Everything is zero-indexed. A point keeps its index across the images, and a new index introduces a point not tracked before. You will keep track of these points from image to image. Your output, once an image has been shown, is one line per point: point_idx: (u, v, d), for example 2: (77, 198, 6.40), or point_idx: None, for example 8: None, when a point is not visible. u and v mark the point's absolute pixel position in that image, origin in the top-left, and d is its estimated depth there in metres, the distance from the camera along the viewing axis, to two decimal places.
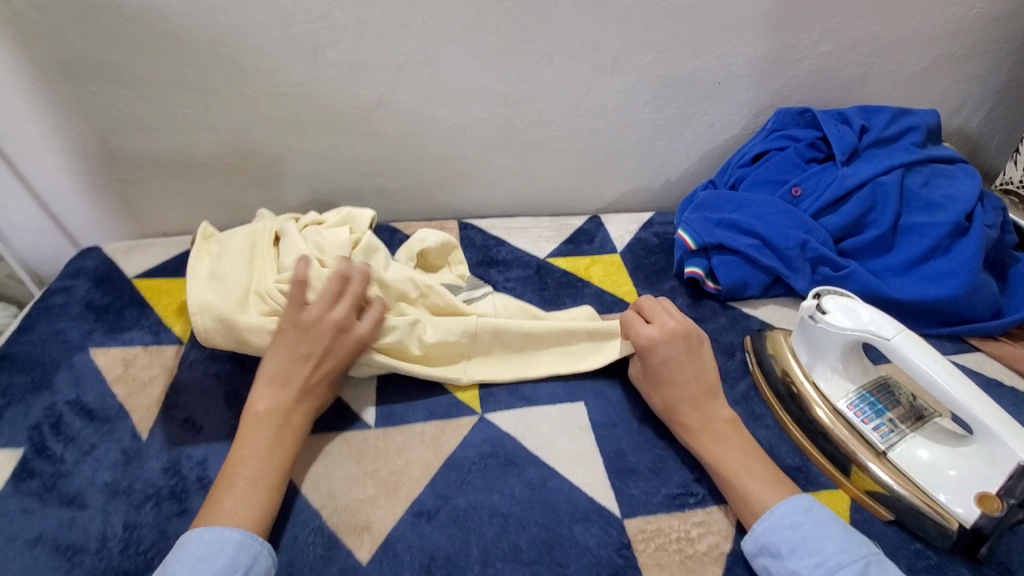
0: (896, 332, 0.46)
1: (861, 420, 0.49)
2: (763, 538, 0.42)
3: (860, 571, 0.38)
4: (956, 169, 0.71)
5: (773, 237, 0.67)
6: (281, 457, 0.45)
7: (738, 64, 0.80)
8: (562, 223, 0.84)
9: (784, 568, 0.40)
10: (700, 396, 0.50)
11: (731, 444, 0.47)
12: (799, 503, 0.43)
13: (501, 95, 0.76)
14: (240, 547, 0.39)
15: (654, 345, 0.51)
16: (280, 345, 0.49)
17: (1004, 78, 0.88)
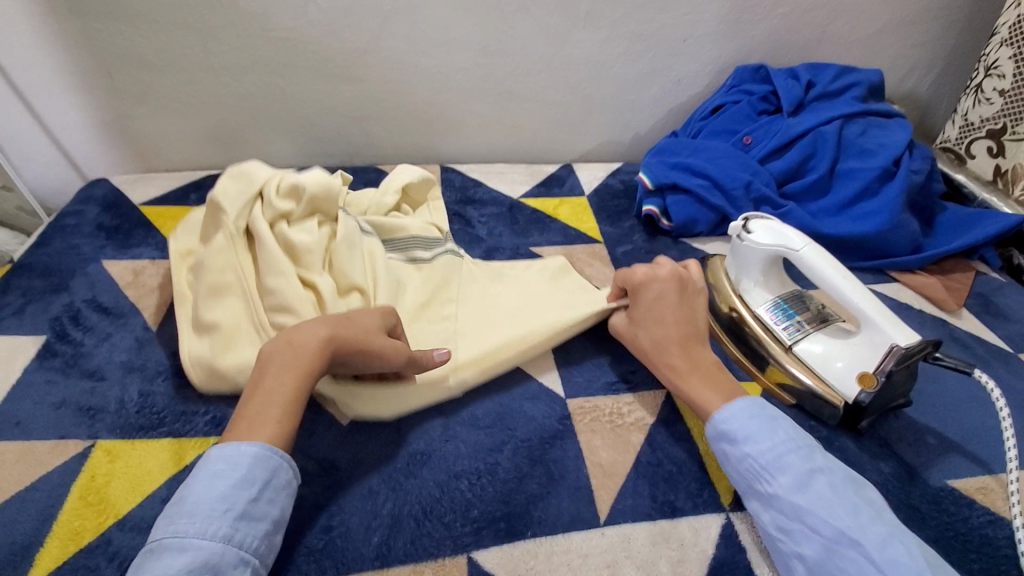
0: (805, 245, 0.54)
1: (775, 321, 0.57)
2: (722, 426, 0.46)
3: (807, 455, 0.43)
4: (891, 122, 0.79)
5: (722, 178, 0.75)
6: (290, 388, 0.43)
7: (701, 24, 0.86)
8: (536, 169, 0.91)
9: (738, 451, 0.45)
10: (689, 341, 0.52)
11: (713, 382, 0.50)
12: (757, 401, 0.47)
13: (481, 45, 0.82)
14: (257, 460, 0.39)
15: (648, 285, 0.54)
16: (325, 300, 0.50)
17: (951, 45, 0.95)
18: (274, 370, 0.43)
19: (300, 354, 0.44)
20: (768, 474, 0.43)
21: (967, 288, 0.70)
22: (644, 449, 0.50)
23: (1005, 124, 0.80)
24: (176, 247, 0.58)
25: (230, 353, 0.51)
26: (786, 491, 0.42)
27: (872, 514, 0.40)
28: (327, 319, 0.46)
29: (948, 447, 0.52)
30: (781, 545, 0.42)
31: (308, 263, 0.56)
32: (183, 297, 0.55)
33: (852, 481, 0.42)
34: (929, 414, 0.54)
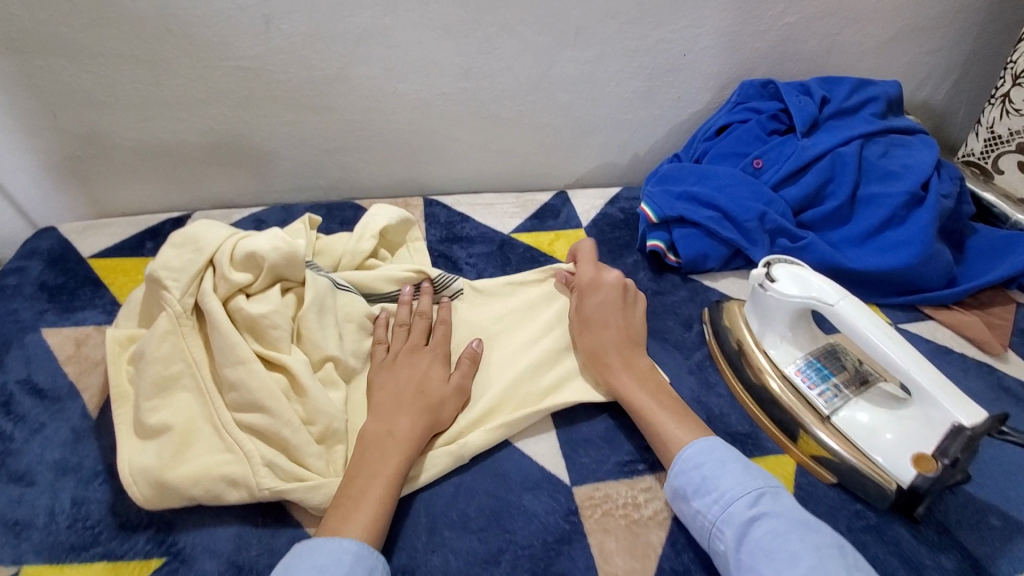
0: (840, 298, 0.47)
1: (808, 385, 0.49)
2: (676, 483, 0.43)
3: (750, 502, 0.40)
4: (914, 140, 0.72)
5: (733, 209, 0.68)
6: (394, 471, 0.43)
7: (702, 36, 0.79)
8: (528, 199, 0.84)
9: (690, 507, 0.42)
10: (624, 342, 0.53)
11: (645, 380, 0.50)
12: (703, 445, 0.44)
13: (463, 68, 0.75)
14: (357, 558, 0.37)
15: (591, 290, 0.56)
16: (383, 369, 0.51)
17: (968, 50, 0.89)
18: (373, 458, 0.43)
19: (399, 439, 0.44)
20: (718, 530, 0.40)
21: (1010, 325, 0.63)
22: (665, 551, 0.42)
23: None
24: (114, 335, 0.50)
25: (183, 461, 0.44)
26: (732, 547, 0.39)
27: (819, 562, 0.36)
28: (409, 399, 0.47)
29: (1015, 531, 0.45)
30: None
31: (272, 342, 0.49)
32: (124, 394, 0.48)
33: (798, 525, 0.38)
34: (988, 489, 0.47)
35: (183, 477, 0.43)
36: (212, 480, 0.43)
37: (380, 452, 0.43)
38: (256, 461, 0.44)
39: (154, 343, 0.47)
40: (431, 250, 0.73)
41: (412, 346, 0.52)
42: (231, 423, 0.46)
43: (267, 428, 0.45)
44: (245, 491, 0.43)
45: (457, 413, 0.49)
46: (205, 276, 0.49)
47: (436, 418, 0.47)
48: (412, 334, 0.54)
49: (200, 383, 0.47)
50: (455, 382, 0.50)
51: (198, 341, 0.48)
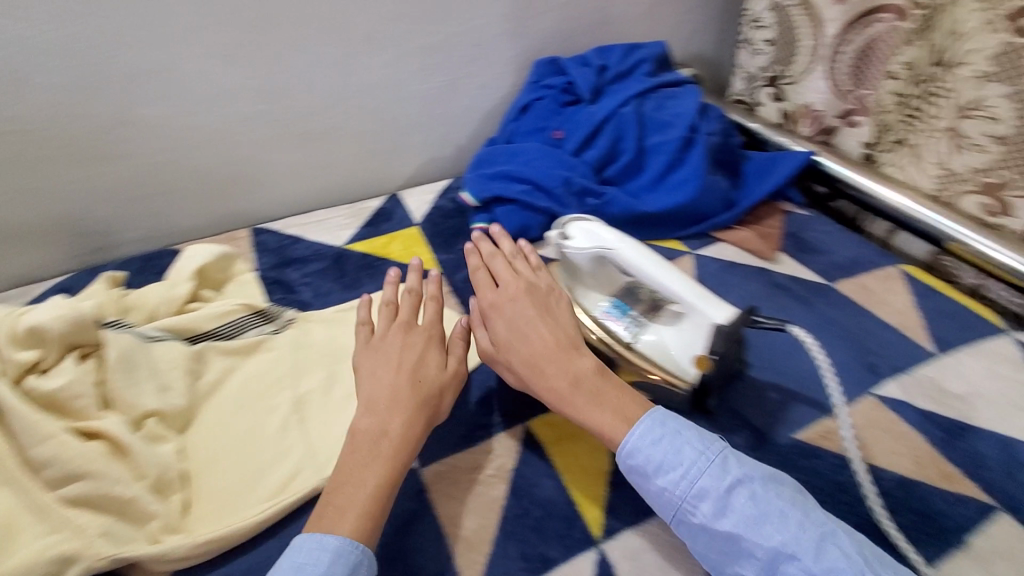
0: (618, 244, 0.55)
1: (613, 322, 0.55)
2: (631, 461, 0.42)
3: (720, 471, 0.40)
4: (683, 90, 0.82)
5: (541, 179, 0.73)
6: (387, 476, 0.42)
7: (488, 26, 0.84)
8: (360, 208, 0.85)
9: (652, 485, 0.41)
10: (558, 356, 0.47)
11: (602, 397, 0.45)
12: (655, 418, 0.43)
13: (258, 91, 0.74)
14: (336, 556, 0.38)
15: (496, 306, 0.52)
16: (366, 360, 0.49)
17: (721, 4, 1.02)
18: (361, 460, 0.43)
19: (393, 440, 0.44)
20: (690, 504, 0.40)
21: (778, 233, 0.74)
22: (508, 501, 0.46)
23: (777, 71, 0.86)
24: None
25: (8, 556, 0.40)
26: (711, 521, 0.39)
27: (803, 517, 0.38)
28: (405, 391, 0.46)
29: (790, 399, 0.53)
30: (727, 572, 0.39)
31: (79, 412, 0.47)
32: None
33: (769, 481, 0.40)
34: (769, 370, 0.56)
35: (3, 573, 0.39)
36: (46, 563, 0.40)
37: (365, 452, 0.43)
38: (91, 532, 0.42)
39: None
40: (263, 278, 0.71)
41: (397, 331, 0.51)
42: (53, 502, 0.42)
43: (97, 492, 0.43)
44: (83, 567, 0.41)
45: (455, 399, 0.50)
46: None
47: (435, 408, 0.47)
48: (402, 312, 0.54)
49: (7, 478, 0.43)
50: (452, 368, 0.51)
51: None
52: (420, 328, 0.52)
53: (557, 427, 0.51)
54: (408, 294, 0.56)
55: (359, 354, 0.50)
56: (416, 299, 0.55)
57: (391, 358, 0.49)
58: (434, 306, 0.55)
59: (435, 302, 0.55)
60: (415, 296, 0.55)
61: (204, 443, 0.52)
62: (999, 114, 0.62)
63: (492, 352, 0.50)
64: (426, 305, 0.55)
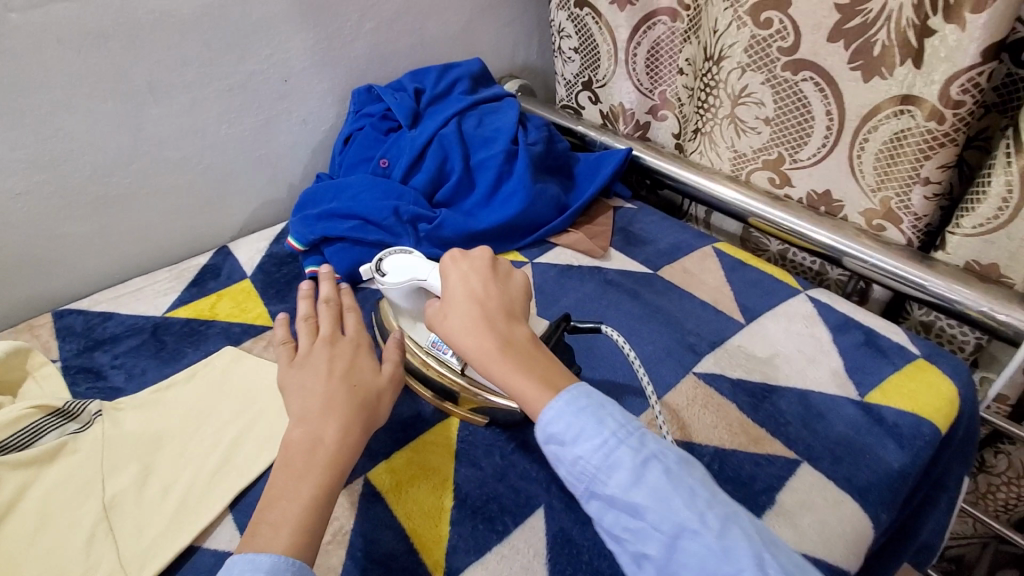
0: (429, 272, 0.53)
1: (443, 352, 0.52)
2: (550, 427, 0.40)
3: (638, 444, 0.39)
4: (502, 103, 0.83)
5: (369, 213, 0.71)
6: (325, 485, 0.40)
7: (294, 60, 0.81)
8: (183, 267, 0.78)
9: (569, 454, 0.39)
10: (493, 324, 0.45)
11: (528, 364, 0.43)
12: (581, 388, 0.41)
13: (27, 160, 0.67)
14: (274, 568, 0.36)
15: (456, 266, 0.50)
16: (293, 374, 0.47)
17: (535, 16, 1.06)
18: (297, 473, 0.40)
19: (329, 447, 0.42)
20: (603, 476, 0.38)
21: (609, 228, 0.77)
22: (345, 565, 0.43)
23: (589, 76, 0.91)
24: None
25: None
26: (621, 491, 0.37)
27: (709, 497, 0.37)
28: (341, 398, 0.44)
29: (622, 392, 0.55)
30: (628, 546, 0.38)
31: None
32: None
33: (684, 460, 0.39)
34: (601, 368, 0.58)
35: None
36: None
37: (300, 466, 0.41)
38: None
39: None
40: (66, 368, 0.63)
41: (319, 339, 0.50)
42: None
43: None
44: None
45: (395, 401, 0.48)
46: None
47: (376, 411, 0.46)
48: (325, 323, 0.52)
49: None
50: (388, 372, 0.49)
51: None
52: (348, 338, 0.50)
53: (397, 471, 0.49)
54: (326, 307, 0.54)
55: (287, 367, 0.48)
56: (337, 306, 0.54)
57: (333, 360, 0.47)
58: (351, 314, 0.53)
59: (348, 309, 0.54)
60: (336, 305, 0.54)
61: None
62: (762, 100, 0.70)
63: (437, 313, 0.48)
64: (344, 316, 0.53)
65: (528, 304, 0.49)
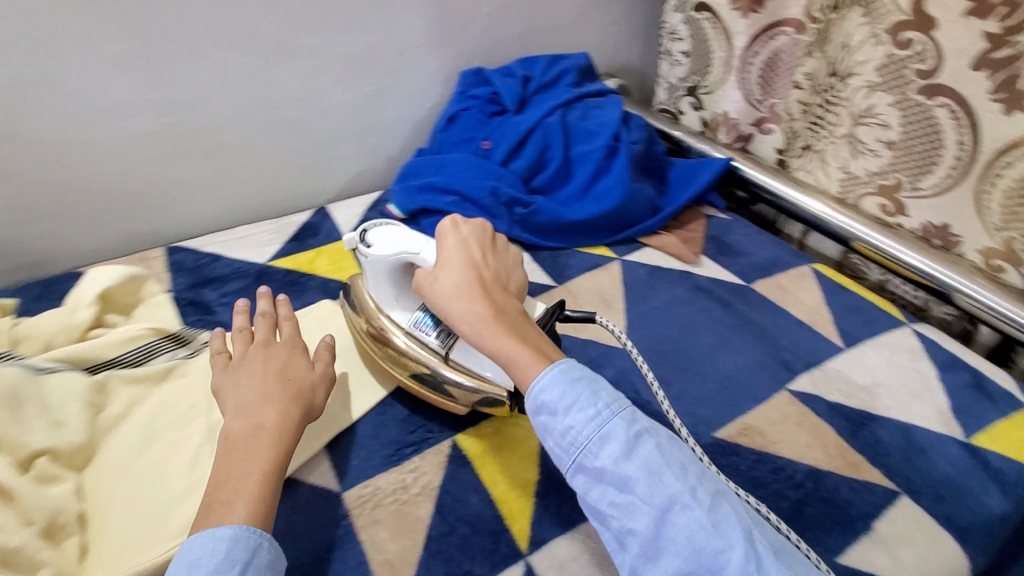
0: (422, 247, 0.53)
1: (425, 332, 0.52)
2: (544, 396, 0.41)
3: (630, 418, 0.41)
4: (606, 99, 0.84)
5: (469, 190, 0.73)
6: (271, 463, 0.42)
7: (412, 36, 0.83)
8: (285, 222, 0.82)
9: (562, 424, 0.41)
10: (492, 293, 0.47)
11: (523, 334, 0.45)
12: (576, 364, 0.43)
13: (163, 101, 0.70)
14: (234, 540, 0.37)
15: (451, 234, 0.51)
16: (231, 374, 0.49)
17: (642, 18, 1.05)
18: (242, 456, 0.42)
19: (269, 430, 0.44)
20: (594, 447, 0.40)
21: (701, 236, 0.77)
22: (434, 519, 0.45)
23: (696, 81, 0.90)
24: None
25: None
26: (613, 462, 0.39)
27: (700, 474, 0.39)
28: (274, 390, 0.47)
29: (710, 398, 0.55)
30: (614, 524, 0.38)
31: None
32: None
33: (672, 440, 0.41)
34: (690, 372, 0.58)
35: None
36: None
37: (251, 444, 0.43)
38: None
39: None
40: (177, 299, 0.68)
41: (243, 349, 0.51)
42: None
43: None
44: None
45: (327, 396, 0.51)
46: None
47: (310, 401, 0.48)
48: (259, 332, 0.53)
49: None
50: (320, 369, 0.52)
51: None
52: (282, 342, 0.52)
53: (484, 439, 0.51)
54: (261, 318, 0.55)
55: (220, 374, 0.50)
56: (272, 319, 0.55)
57: (260, 367, 0.49)
58: (286, 323, 0.55)
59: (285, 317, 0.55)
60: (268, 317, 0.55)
61: (107, 479, 0.48)
62: (888, 121, 0.69)
63: (429, 278, 0.49)
64: (281, 325, 0.55)
65: (520, 279, 0.52)
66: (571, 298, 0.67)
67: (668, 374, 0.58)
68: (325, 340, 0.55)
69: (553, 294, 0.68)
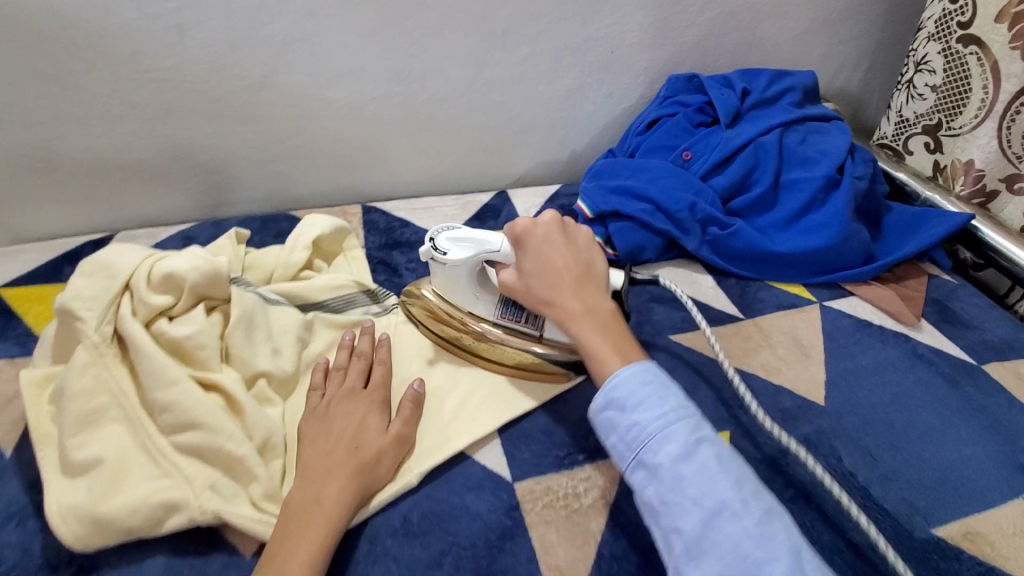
0: (500, 241, 0.51)
1: (516, 319, 0.53)
2: (613, 393, 0.43)
3: (694, 425, 0.41)
4: (830, 126, 0.76)
5: (665, 200, 0.69)
6: (320, 547, 0.39)
7: (628, 33, 0.81)
8: (469, 200, 0.84)
9: (626, 420, 0.42)
10: (579, 285, 0.49)
11: (606, 325, 0.48)
12: (645, 364, 0.44)
13: (392, 72, 0.74)
14: None
15: (529, 235, 0.51)
16: (308, 425, 0.46)
17: (876, 39, 0.94)
18: (295, 529, 0.39)
19: (326, 508, 0.41)
20: (654, 444, 0.41)
21: (922, 296, 0.67)
22: (605, 536, 0.43)
23: (940, 120, 0.78)
24: (29, 376, 0.47)
25: (118, 493, 0.42)
26: (670, 461, 0.40)
27: (755, 489, 0.39)
28: (340, 458, 0.43)
29: (925, 488, 0.48)
30: (662, 520, 0.39)
31: (202, 363, 0.48)
32: (48, 434, 0.45)
33: (732, 454, 0.41)
34: (903, 451, 0.51)
35: (119, 509, 0.41)
36: (153, 506, 0.41)
37: (303, 522, 0.40)
38: (199, 484, 0.43)
39: (76, 376, 0.45)
40: (370, 256, 0.72)
41: (334, 393, 0.49)
42: (169, 447, 0.44)
43: (208, 444, 0.44)
44: (188, 515, 0.41)
45: (397, 466, 0.46)
46: (123, 309, 0.47)
47: (373, 472, 0.44)
48: (349, 378, 0.50)
49: (134, 421, 0.45)
50: (395, 432, 0.47)
51: (128, 372, 0.47)
52: (365, 394, 0.49)
53: None
54: (356, 360, 0.52)
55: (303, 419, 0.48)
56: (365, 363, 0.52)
57: (343, 426, 0.46)
58: (381, 372, 0.51)
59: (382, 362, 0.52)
60: (363, 361, 0.52)
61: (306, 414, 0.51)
62: None
63: (519, 280, 0.51)
64: (373, 371, 0.52)
65: (601, 264, 0.52)
66: (762, 335, 0.62)
67: (876, 448, 0.51)
68: (410, 392, 0.50)
69: (741, 326, 0.63)
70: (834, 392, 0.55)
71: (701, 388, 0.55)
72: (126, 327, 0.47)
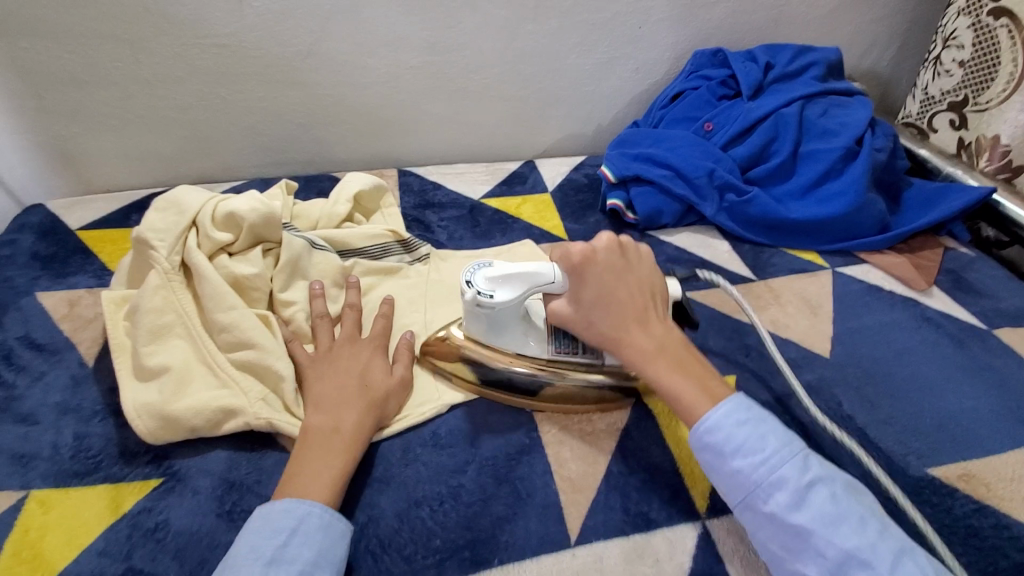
0: (548, 270, 0.47)
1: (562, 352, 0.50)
2: (709, 439, 0.42)
3: (801, 465, 0.40)
4: (852, 100, 0.77)
5: (684, 167, 0.72)
6: (341, 470, 0.43)
7: (656, 9, 0.84)
8: (498, 168, 0.89)
9: (727, 465, 0.41)
10: (646, 319, 0.46)
11: (680, 362, 0.45)
12: (741, 402, 0.43)
13: (429, 43, 0.79)
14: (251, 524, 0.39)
15: (589, 264, 0.46)
16: (315, 371, 0.50)
17: (907, 19, 0.95)
18: (319, 455, 0.43)
19: (346, 436, 0.45)
20: (765, 491, 0.40)
21: (936, 265, 0.69)
22: (615, 457, 0.48)
23: (966, 95, 0.79)
24: (109, 296, 0.54)
25: (183, 396, 0.49)
26: (785, 509, 0.39)
27: (881, 529, 0.38)
28: (353, 394, 0.47)
29: (924, 433, 0.51)
30: (785, 564, 0.39)
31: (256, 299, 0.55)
32: (123, 345, 0.52)
33: (849, 489, 0.40)
34: (903, 400, 0.53)
35: (186, 408, 0.48)
36: (212, 410, 0.48)
37: (324, 451, 0.43)
38: (253, 395, 0.49)
39: (148, 297, 0.52)
40: (405, 215, 0.78)
41: (339, 340, 0.52)
42: (226, 362, 0.51)
43: (260, 362, 0.51)
44: (243, 420, 0.48)
45: (400, 403, 0.50)
46: (191, 242, 0.54)
47: (384, 410, 0.48)
48: (348, 323, 0.54)
49: (195, 339, 0.52)
50: (399, 374, 0.51)
51: (193, 299, 0.53)
52: (367, 339, 0.53)
53: None
54: (350, 310, 0.56)
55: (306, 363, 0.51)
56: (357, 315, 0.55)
57: (353, 371, 0.49)
58: (377, 320, 0.55)
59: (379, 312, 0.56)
60: (354, 312, 0.56)
61: None
62: None
63: (580, 313, 0.47)
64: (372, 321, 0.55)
65: (659, 283, 0.49)
66: (773, 294, 0.65)
67: (877, 395, 0.54)
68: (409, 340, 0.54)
69: (753, 286, 0.66)
70: (841, 346, 0.58)
71: (712, 338, 0.59)
72: (192, 257, 0.53)
